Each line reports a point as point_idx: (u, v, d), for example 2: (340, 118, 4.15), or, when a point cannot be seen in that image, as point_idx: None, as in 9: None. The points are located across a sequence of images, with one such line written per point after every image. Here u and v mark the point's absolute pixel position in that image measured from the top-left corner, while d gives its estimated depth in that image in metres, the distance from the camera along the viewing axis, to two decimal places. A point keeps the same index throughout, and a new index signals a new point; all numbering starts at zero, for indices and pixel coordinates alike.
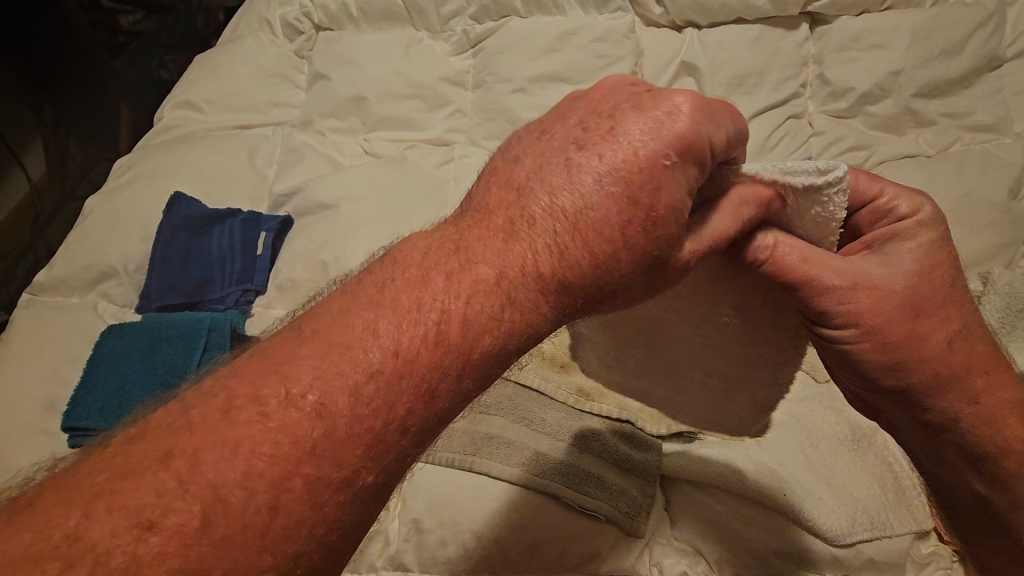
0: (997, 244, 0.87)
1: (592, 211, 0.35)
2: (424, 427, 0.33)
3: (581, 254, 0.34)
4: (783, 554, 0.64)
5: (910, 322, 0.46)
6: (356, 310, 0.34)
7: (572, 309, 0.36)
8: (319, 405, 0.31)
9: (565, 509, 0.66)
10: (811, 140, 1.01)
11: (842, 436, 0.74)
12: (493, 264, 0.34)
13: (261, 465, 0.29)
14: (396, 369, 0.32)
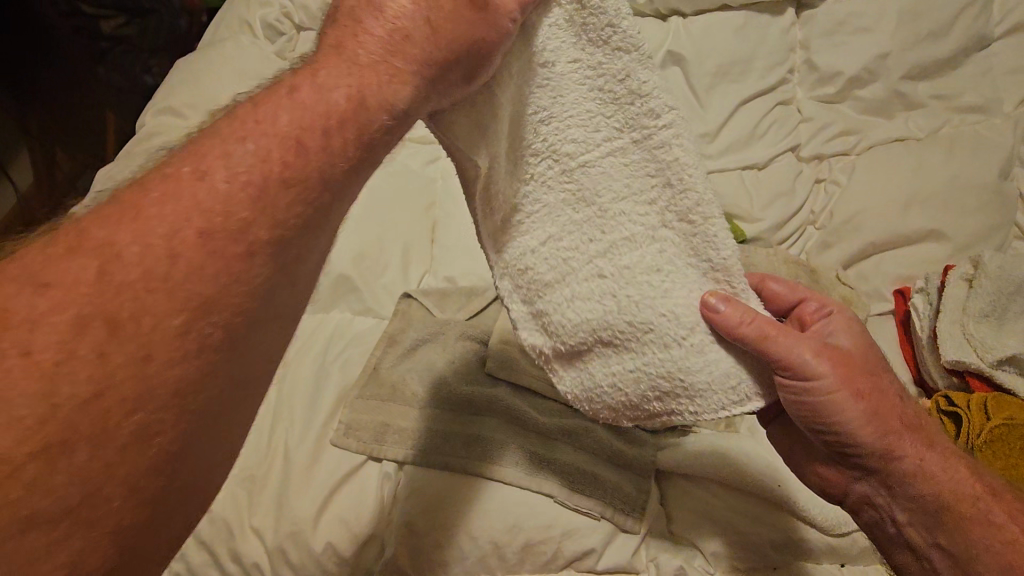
0: (987, 227, 0.87)
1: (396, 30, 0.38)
2: (308, 201, 0.36)
3: (409, 53, 0.38)
4: (780, 546, 0.63)
5: (868, 378, 0.55)
6: (182, 153, 0.36)
7: (416, 94, 0.39)
8: (179, 188, 0.33)
9: (561, 508, 0.66)
10: (800, 127, 1.00)
11: None
12: (328, 61, 0.38)
13: (132, 253, 0.31)
14: (250, 155, 0.35)
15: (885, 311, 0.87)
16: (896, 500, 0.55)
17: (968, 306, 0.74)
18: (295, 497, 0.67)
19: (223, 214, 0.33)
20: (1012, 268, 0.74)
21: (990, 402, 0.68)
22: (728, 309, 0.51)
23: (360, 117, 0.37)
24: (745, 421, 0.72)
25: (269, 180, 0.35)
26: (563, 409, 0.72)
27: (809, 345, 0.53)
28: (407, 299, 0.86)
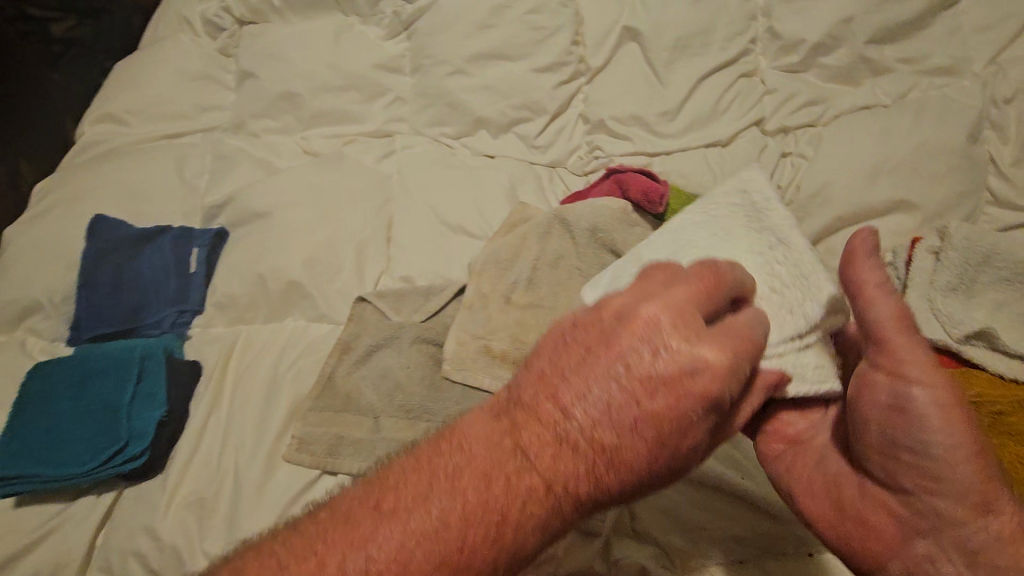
0: (957, 195, 0.84)
1: (593, 458, 0.44)
2: (502, 554, 0.44)
3: (597, 480, 0.44)
4: (744, 539, 0.62)
5: (957, 419, 0.47)
6: (424, 463, 0.47)
7: (594, 505, 0.45)
8: (408, 513, 0.44)
9: None
10: (764, 99, 0.96)
11: None
12: (527, 477, 0.44)
13: (372, 549, 0.43)
14: (453, 511, 0.44)
15: None
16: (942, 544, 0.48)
17: (932, 282, 0.71)
18: (246, 517, 0.65)
19: (453, 532, 0.43)
20: (974, 239, 0.71)
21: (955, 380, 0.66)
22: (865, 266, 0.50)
23: (548, 489, 0.44)
24: None
25: (482, 504, 0.44)
26: None
27: (914, 343, 0.49)
28: (362, 302, 0.83)
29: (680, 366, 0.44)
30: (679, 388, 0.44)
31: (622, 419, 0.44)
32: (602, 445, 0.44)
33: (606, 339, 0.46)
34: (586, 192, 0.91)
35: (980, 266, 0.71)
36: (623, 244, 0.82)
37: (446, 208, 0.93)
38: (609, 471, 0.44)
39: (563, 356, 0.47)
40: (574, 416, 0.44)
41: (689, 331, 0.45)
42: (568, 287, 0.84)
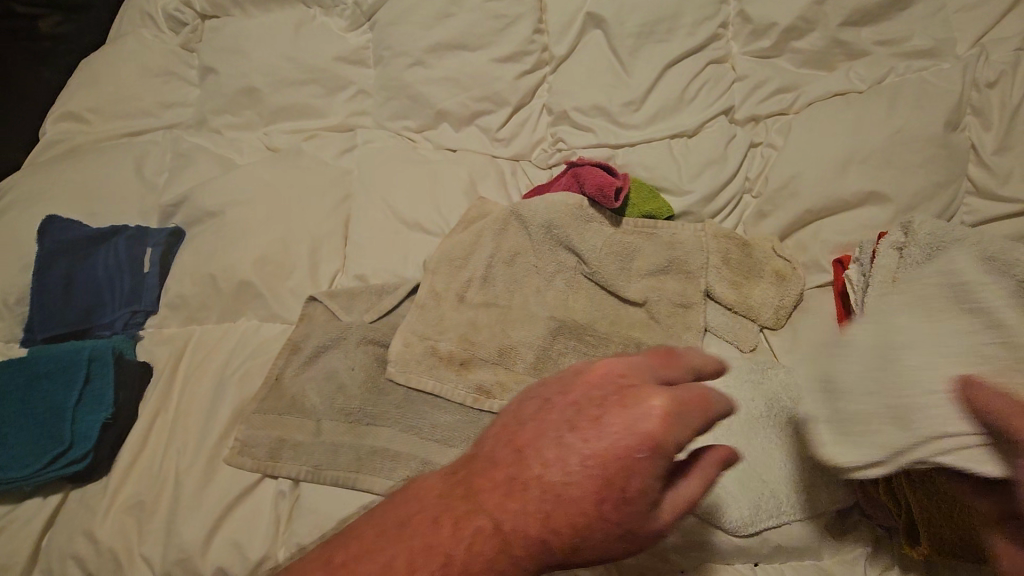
0: (932, 185, 0.80)
1: (553, 517, 0.40)
2: None
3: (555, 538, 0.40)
4: (685, 548, 0.61)
5: None
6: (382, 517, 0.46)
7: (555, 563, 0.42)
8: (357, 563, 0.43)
9: None
10: (733, 87, 0.92)
11: (758, 412, 0.69)
12: (482, 526, 0.41)
13: None
14: (399, 561, 0.42)
15: (823, 283, 0.82)
16: None
17: (894, 280, 0.68)
18: (183, 520, 0.65)
19: None
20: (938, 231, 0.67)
21: None
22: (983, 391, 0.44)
23: (503, 543, 0.41)
24: None
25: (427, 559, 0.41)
26: (468, 414, 0.71)
27: None
28: (313, 301, 0.81)
29: (630, 417, 0.39)
30: (629, 439, 0.39)
31: (584, 478, 0.39)
32: (556, 503, 0.40)
33: (565, 389, 0.43)
34: (545, 187, 0.88)
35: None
36: (578, 241, 0.80)
37: (403, 204, 0.91)
38: (573, 537, 0.40)
39: (538, 407, 0.43)
40: (535, 467, 0.41)
41: (638, 388, 0.41)
42: (523, 285, 0.81)
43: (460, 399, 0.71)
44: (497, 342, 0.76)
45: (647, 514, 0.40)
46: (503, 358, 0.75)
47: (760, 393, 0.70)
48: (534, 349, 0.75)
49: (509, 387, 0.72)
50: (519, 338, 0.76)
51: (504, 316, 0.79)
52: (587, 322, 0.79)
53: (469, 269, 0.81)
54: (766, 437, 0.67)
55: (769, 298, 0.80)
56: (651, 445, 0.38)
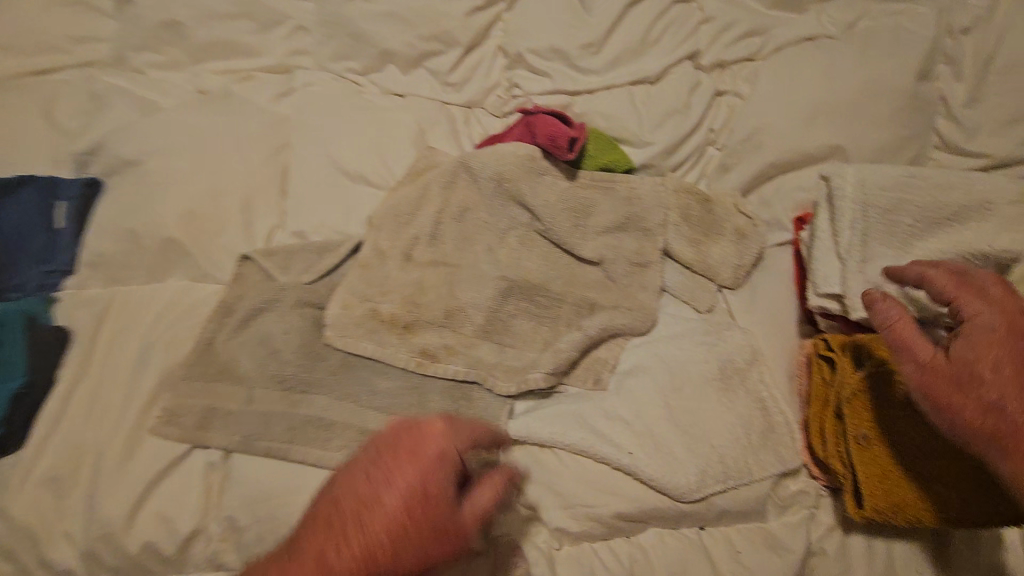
0: (898, 139, 0.77)
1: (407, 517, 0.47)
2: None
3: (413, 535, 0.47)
4: (628, 515, 0.59)
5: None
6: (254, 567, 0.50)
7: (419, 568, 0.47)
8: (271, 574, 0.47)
9: None
10: (700, 28, 0.86)
11: (709, 375, 0.67)
12: (329, 539, 0.47)
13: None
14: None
15: (783, 242, 0.79)
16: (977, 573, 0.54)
17: (841, 242, 0.63)
18: (105, 495, 0.61)
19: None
20: (877, 185, 0.63)
21: (867, 346, 0.61)
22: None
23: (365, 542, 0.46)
24: (607, 380, 0.68)
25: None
26: (409, 381, 0.68)
27: None
28: (247, 260, 0.76)
29: (417, 445, 0.50)
30: (428, 455, 0.49)
31: (411, 472, 0.49)
32: (408, 498, 0.48)
33: (372, 442, 0.52)
34: (498, 137, 0.82)
35: (888, 215, 0.63)
36: (529, 196, 0.75)
37: (344, 154, 0.84)
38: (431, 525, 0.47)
39: (351, 476, 0.49)
40: (379, 485, 0.48)
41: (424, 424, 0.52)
42: (471, 241, 0.76)
43: (403, 364, 0.68)
44: (443, 304, 0.71)
45: (454, 519, 0.48)
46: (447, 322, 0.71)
47: (714, 356, 0.69)
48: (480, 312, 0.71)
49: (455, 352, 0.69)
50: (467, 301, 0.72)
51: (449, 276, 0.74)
52: (540, 283, 0.74)
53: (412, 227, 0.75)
54: (718, 400, 0.66)
55: (728, 258, 0.77)
56: (441, 454, 0.49)
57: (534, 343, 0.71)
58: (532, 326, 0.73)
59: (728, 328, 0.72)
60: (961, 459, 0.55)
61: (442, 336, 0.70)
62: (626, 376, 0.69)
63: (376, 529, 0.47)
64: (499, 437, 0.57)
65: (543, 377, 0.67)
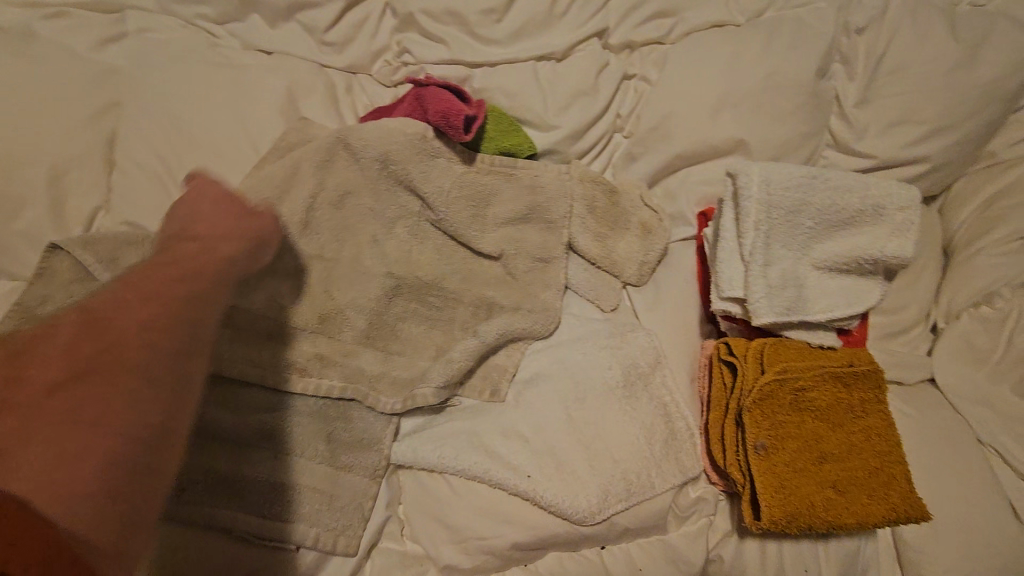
0: (798, 135, 0.76)
1: (209, 246, 0.50)
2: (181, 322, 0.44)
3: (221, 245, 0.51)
4: (525, 545, 0.53)
5: None
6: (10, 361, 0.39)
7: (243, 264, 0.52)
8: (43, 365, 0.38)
9: (241, 543, 0.52)
10: (610, 3, 0.80)
11: (613, 382, 0.63)
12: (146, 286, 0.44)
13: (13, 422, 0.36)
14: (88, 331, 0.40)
15: (686, 238, 0.76)
16: None
17: (745, 244, 0.61)
18: None
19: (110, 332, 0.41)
20: (781, 185, 0.61)
21: (765, 353, 0.60)
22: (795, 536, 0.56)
23: (201, 278, 0.48)
24: (506, 390, 0.62)
25: (108, 327, 0.41)
26: (270, 401, 0.57)
27: None
28: (55, 250, 0.60)
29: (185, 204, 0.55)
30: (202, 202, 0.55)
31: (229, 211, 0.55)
32: (215, 234, 0.51)
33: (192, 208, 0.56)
34: (384, 110, 0.72)
35: (789, 217, 0.61)
36: (421, 181, 0.65)
37: (193, 121, 0.69)
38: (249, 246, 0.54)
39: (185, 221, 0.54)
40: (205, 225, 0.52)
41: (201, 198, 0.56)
42: (350, 231, 0.64)
43: (265, 381, 0.57)
44: (315, 309, 0.60)
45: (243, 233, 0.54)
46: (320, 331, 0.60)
47: (617, 361, 0.64)
48: (360, 319, 0.61)
49: (329, 365, 0.58)
50: (344, 304, 0.61)
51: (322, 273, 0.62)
52: (432, 282, 0.65)
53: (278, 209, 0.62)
54: (621, 408, 0.62)
55: (632, 254, 0.73)
56: (213, 197, 0.55)
57: (423, 351, 0.63)
58: (421, 333, 0.64)
59: (633, 330, 0.68)
60: (818, 488, 0.57)
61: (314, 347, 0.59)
62: (525, 385, 0.63)
63: (211, 244, 0.50)
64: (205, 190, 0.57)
65: (434, 391, 0.59)
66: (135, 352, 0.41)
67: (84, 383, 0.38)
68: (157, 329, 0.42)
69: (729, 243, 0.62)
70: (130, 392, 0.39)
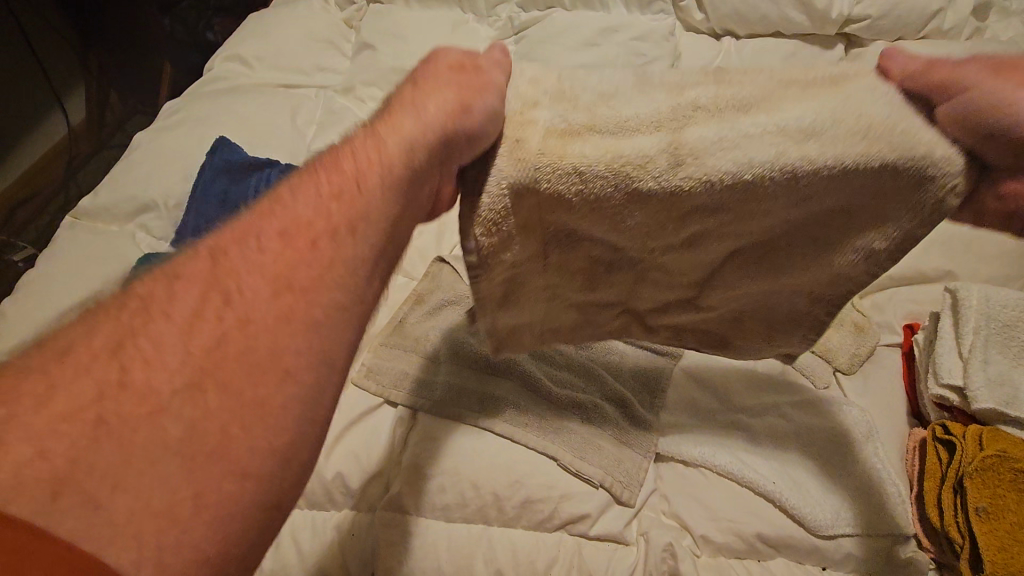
0: (1005, 275, 0.89)
1: (561, 294, 0.58)
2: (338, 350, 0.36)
3: (603, 305, 0.61)
4: (767, 537, 0.68)
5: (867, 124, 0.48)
6: (201, 310, 0.34)
7: (617, 317, 0.63)
8: (241, 371, 0.33)
9: (565, 472, 0.70)
10: None
11: (835, 438, 0.76)
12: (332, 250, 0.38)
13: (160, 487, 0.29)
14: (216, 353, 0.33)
15: (892, 343, 0.88)
16: (767, 210, 0.50)
17: (963, 343, 0.76)
18: None
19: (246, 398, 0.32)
20: (998, 303, 0.77)
21: (982, 435, 0.70)
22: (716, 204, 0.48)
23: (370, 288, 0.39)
24: (746, 421, 0.77)
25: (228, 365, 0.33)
26: (577, 385, 0.77)
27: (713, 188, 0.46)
28: (440, 262, 0.87)
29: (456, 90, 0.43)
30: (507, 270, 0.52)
31: (557, 285, 0.56)
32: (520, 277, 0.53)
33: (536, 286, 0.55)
34: None
35: (1005, 329, 0.76)
36: None
37: None
38: (600, 307, 0.61)
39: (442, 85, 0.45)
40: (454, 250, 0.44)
41: (565, 306, 0.60)
42: (655, 278, 0.57)
43: (579, 369, 0.78)
44: (593, 279, 0.56)
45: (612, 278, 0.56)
46: (602, 321, 0.63)
47: (834, 423, 0.77)
48: (735, 271, 0.58)
49: (685, 330, 0.67)
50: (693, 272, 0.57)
51: (608, 289, 0.58)
52: (909, 126, 0.47)
53: (551, 292, 0.57)
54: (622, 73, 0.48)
55: (845, 345, 0.85)
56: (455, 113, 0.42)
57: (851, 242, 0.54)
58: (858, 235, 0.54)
59: (847, 404, 0.79)
60: None
61: (632, 324, 0.65)
62: (761, 420, 0.78)
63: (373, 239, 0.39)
64: (590, 293, 0.58)
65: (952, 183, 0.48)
66: (325, 305, 0.36)
67: (225, 361, 0.33)
68: (295, 291, 0.35)
69: (949, 339, 0.77)
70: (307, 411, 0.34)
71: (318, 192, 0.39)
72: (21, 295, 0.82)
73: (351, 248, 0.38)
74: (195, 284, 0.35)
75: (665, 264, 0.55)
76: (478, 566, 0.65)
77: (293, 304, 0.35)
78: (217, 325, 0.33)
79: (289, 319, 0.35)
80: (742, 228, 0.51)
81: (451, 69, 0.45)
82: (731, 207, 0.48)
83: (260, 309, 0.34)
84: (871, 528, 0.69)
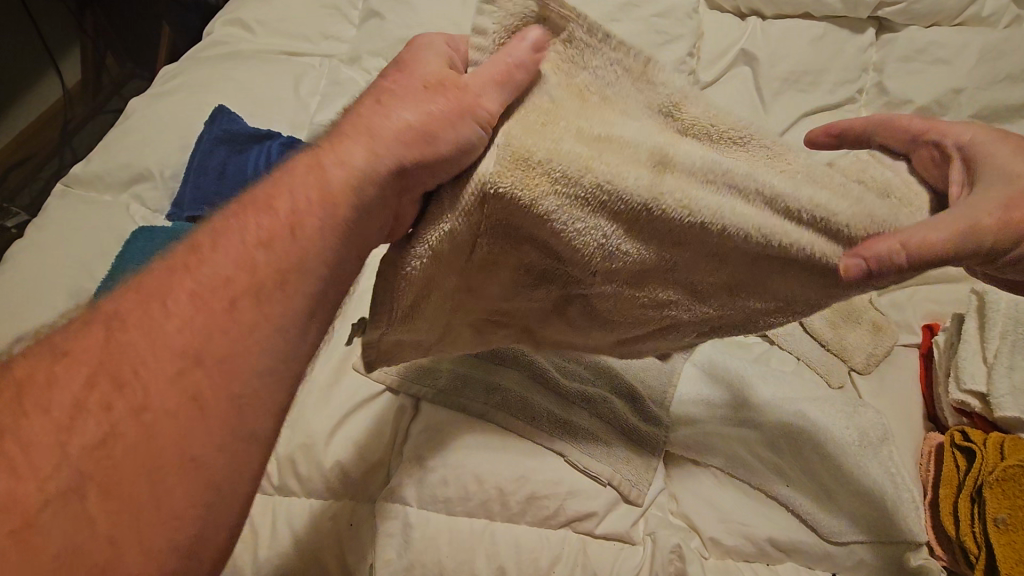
0: None
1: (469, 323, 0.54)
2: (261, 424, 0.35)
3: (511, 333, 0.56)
4: (777, 541, 0.66)
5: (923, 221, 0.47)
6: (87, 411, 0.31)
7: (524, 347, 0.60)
8: (130, 476, 0.31)
9: (571, 468, 0.68)
10: None
11: (851, 440, 0.73)
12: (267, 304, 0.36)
13: None
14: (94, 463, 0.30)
15: (908, 343, 0.85)
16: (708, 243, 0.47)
17: (989, 348, 0.73)
18: (314, 410, 0.69)
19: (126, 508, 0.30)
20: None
21: (1003, 443, 0.68)
22: (660, 225, 0.45)
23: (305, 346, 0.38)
24: (759, 419, 0.74)
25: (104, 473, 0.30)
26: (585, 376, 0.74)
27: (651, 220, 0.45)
28: None
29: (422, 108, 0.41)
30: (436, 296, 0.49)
31: (467, 312, 0.53)
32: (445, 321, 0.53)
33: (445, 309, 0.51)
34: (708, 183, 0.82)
35: None
36: None
37: None
38: (514, 336, 0.58)
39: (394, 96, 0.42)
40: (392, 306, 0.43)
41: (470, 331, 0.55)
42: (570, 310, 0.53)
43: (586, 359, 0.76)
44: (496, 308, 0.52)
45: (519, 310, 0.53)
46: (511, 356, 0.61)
47: (847, 425, 0.74)
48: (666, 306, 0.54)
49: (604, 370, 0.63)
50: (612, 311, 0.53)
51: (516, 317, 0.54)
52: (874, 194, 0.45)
53: (460, 318, 0.53)
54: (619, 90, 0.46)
55: (862, 345, 0.82)
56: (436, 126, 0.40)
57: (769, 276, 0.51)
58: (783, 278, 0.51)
59: (864, 405, 0.76)
60: None
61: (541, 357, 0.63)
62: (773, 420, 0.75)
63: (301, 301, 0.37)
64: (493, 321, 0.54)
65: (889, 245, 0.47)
66: (241, 379, 0.34)
67: (98, 448, 0.31)
68: (198, 365, 0.33)
69: (975, 342, 0.74)
70: (197, 488, 0.32)
71: (234, 243, 0.37)
72: (11, 264, 0.79)
73: (271, 308, 0.36)
74: (74, 375, 0.32)
75: (587, 297, 0.51)
76: (479, 562, 0.63)
77: (200, 385, 0.33)
78: (101, 422, 0.31)
79: (194, 410, 0.33)
80: (680, 257, 0.48)
81: (421, 88, 0.41)
82: (675, 234, 0.46)
83: (156, 402, 0.32)
84: (887, 535, 0.67)
